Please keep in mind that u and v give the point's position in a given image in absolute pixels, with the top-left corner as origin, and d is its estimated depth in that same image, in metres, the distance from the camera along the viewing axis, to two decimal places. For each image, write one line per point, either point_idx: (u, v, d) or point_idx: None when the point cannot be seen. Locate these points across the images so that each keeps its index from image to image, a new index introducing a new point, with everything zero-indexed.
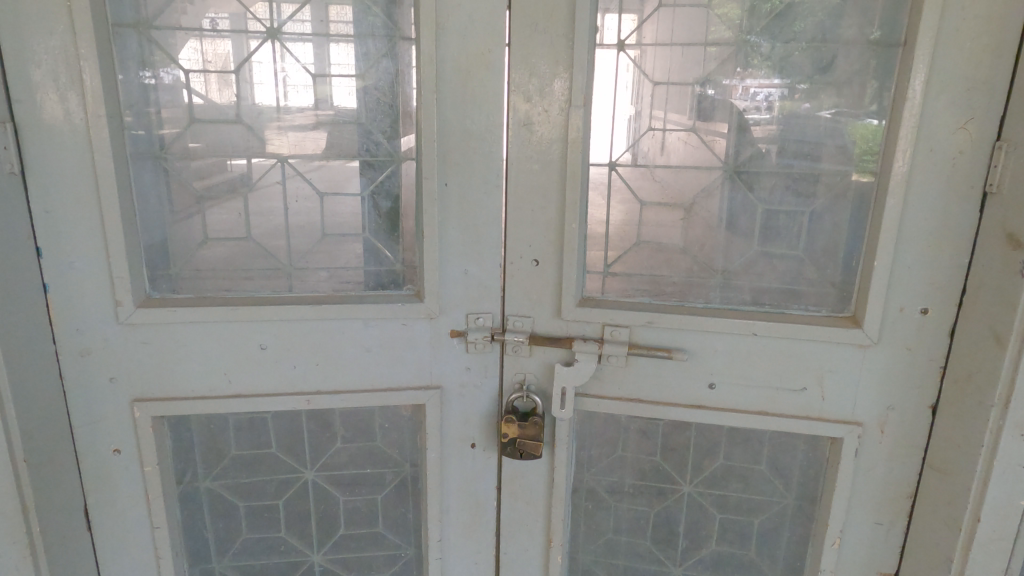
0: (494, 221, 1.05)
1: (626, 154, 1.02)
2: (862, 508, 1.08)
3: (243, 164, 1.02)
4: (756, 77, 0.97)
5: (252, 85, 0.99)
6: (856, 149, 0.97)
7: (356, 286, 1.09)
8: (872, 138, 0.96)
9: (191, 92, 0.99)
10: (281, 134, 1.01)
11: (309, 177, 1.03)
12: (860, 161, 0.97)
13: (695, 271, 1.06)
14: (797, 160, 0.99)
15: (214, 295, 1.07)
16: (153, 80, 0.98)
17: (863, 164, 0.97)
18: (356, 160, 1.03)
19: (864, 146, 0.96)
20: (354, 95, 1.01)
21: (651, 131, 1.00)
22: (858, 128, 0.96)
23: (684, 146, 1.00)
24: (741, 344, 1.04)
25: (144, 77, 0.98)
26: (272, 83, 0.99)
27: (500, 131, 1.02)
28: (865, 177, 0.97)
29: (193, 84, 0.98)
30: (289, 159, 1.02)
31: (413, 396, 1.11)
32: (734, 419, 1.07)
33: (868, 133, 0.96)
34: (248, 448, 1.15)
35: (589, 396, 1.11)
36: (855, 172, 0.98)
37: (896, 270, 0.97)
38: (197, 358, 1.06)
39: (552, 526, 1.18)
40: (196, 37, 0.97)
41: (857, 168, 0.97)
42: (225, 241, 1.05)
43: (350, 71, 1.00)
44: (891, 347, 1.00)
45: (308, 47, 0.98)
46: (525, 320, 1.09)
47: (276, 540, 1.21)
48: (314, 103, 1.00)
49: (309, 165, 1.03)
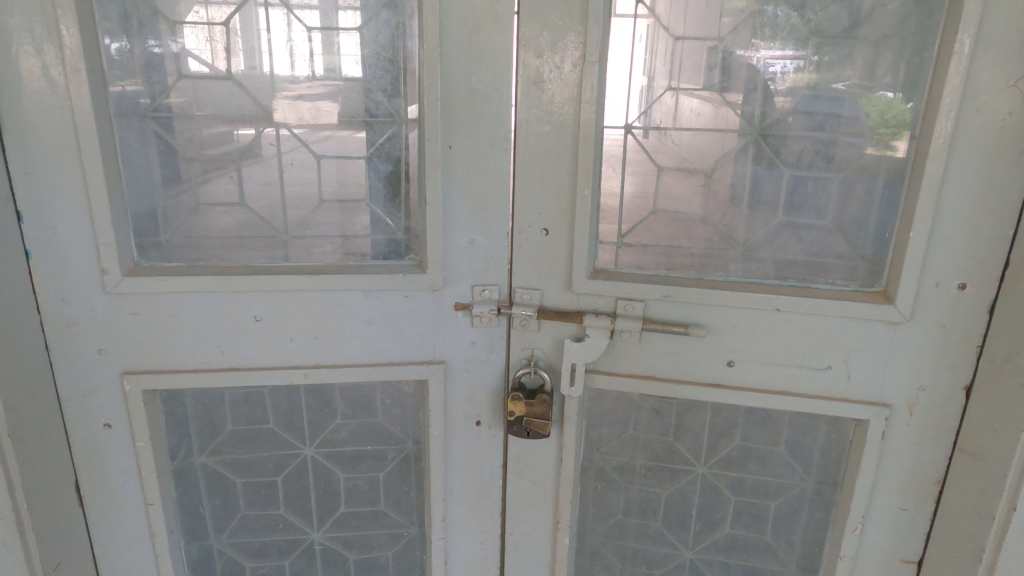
0: (501, 188, 0.99)
1: (644, 117, 0.95)
2: (886, 493, 1.02)
3: (251, 134, 0.96)
4: (770, 48, 0.90)
5: (256, 51, 0.93)
6: (871, 122, 0.90)
7: (356, 256, 1.03)
8: (893, 112, 0.89)
9: (194, 59, 0.93)
10: (282, 101, 0.95)
11: (316, 148, 0.97)
12: (878, 134, 0.90)
13: (714, 241, 0.99)
14: (831, 125, 0.92)
15: (205, 264, 1.01)
16: (160, 49, 0.92)
17: (881, 138, 0.90)
18: (362, 130, 0.97)
19: (882, 120, 0.90)
20: (360, 65, 0.94)
21: (663, 100, 0.94)
22: (875, 102, 0.89)
23: (703, 110, 0.94)
24: (762, 319, 0.98)
25: (150, 46, 0.92)
26: (280, 52, 0.93)
27: (508, 91, 0.95)
28: (883, 152, 0.91)
29: (195, 51, 0.93)
30: (294, 129, 0.96)
31: (416, 370, 1.06)
32: (753, 398, 1.01)
33: (886, 108, 0.89)
34: (245, 423, 1.11)
35: (600, 373, 1.05)
36: (874, 145, 0.91)
37: (933, 242, 0.90)
38: (189, 329, 1.01)
39: (560, 506, 1.14)
40: (201, 3, 0.91)
41: (875, 142, 0.91)
42: (218, 208, 0.99)
43: (354, 38, 0.93)
44: (923, 325, 0.94)
45: (316, 15, 0.92)
46: (534, 293, 1.03)
47: (276, 517, 1.18)
48: (321, 73, 0.94)
49: (317, 136, 0.97)
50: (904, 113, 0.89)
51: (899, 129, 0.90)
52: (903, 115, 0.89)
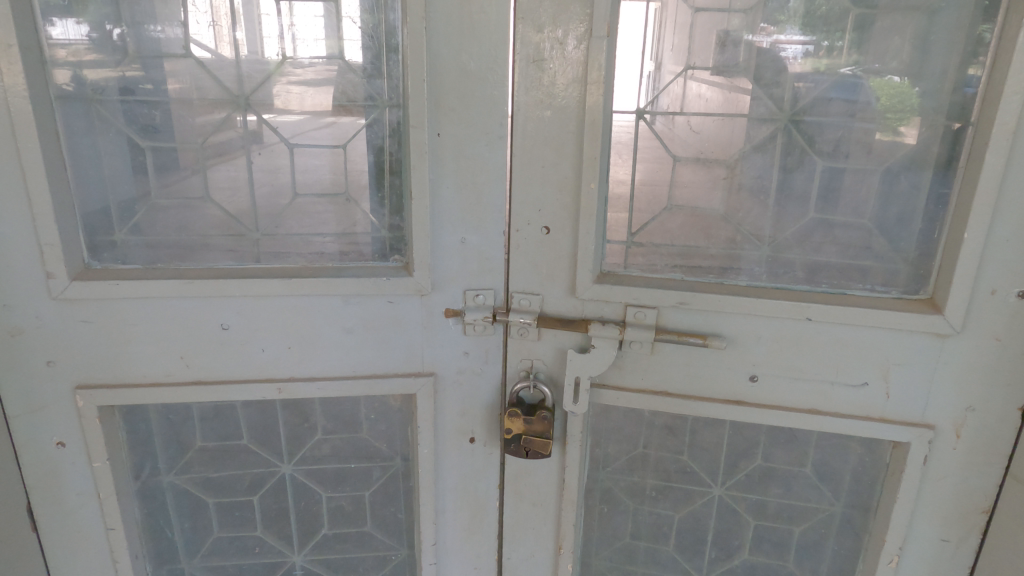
0: (496, 181, 0.88)
1: (657, 100, 0.83)
2: (927, 522, 0.92)
3: (253, 122, 0.86)
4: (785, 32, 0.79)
5: (260, 37, 0.82)
6: (878, 105, 0.80)
7: (334, 257, 0.92)
8: (899, 96, 0.79)
9: (195, 42, 0.82)
10: (286, 88, 0.84)
11: (297, 143, 0.87)
12: (884, 119, 0.80)
13: (737, 241, 0.88)
14: (873, 109, 0.80)
15: (165, 266, 0.90)
16: (162, 34, 0.82)
17: (888, 123, 0.80)
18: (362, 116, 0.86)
19: (888, 103, 0.79)
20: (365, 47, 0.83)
21: (674, 84, 0.82)
22: (880, 86, 0.79)
23: (716, 95, 0.83)
24: (790, 329, 0.87)
25: (152, 31, 0.82)
26: (291, 35, 0.82)
27: (504, 70, 0.84)
28: (889, 138, 0.80)
29: (197, 36, 0.82)
30: (281, 118, 0.86)
31: (403, 384, 0.96)
32: (778, 417, 0.90)
33: (892, 92, 0.79)
34: (215, 439, 1.01)
35: (607, 387, 0.95)
36: (880, 130, 0.80)
37: (990, 243, 0.78)
38: (149, 339, 0.91)
39: (562, 530, 1.04)
40: None
41: (882, 127, 0.80)
42: (179, 204, 0.89)
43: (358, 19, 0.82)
44: (975, 337, 0.82)
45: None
46: (534, 298, 0.92)
47: (252, 540, 1.08)
48: (329, 56, 0.83)
49: (317, 123, 0.86)
50: (911, 96, 0.79)
51: (907, 114, 0.79)
52: (910, 99, 0.79)
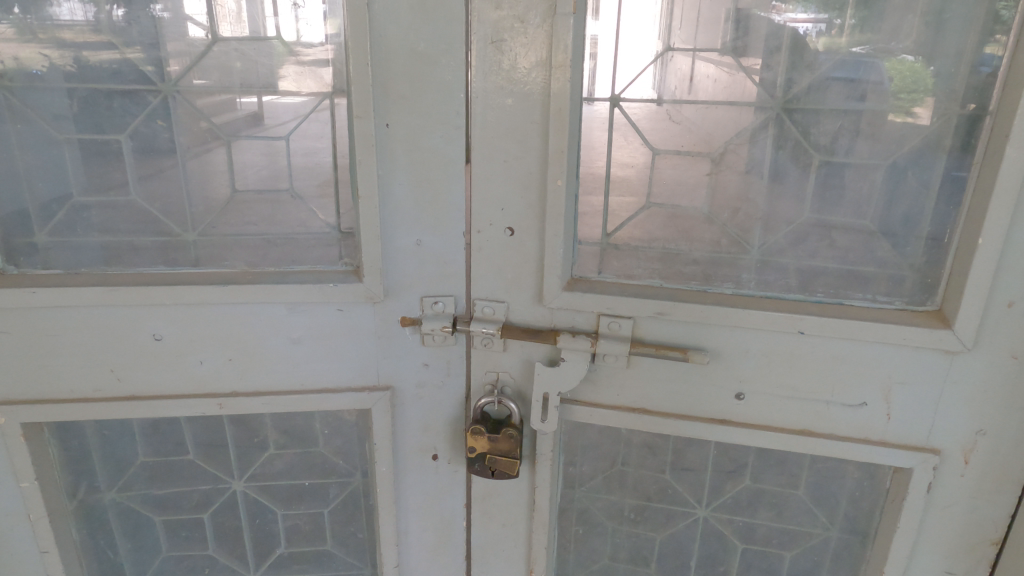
0: (455, 178, 0.79)
1: (664, 82, 0.73)
2: (931, 554, 0.83)
3: (252, 103, 0.77)
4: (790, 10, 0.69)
5: (262, 15, 0.74)
6: (889, 86, 0.70)
7: (279, 261, 0.84)
8: (911, 76, 0.69)
9: (194, 22, 0.74)
10: (291, 66, 0.75)
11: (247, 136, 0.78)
12: (895, 100, 0.70)
13: (723, 245, 0.79)
14: (889, 92, 0.70)
15: (89, 271, 0.82)
16: (166, 13, 0.73)
17: (899, 104, 0.70)
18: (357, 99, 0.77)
19: (900, 84, 0.69)
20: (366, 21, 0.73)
21: (676, 61, 0.72)
22: (885, 65, 0.69)
23: (722, 76, 0.72)
24: (780, 344, 0.78)
25: (155, 8, 0.73)
26: (297, 11, 0.73)
27: (459, 52, 0.74)
28: (902, 120, 0.70)
29: (197, 15, 0.74)
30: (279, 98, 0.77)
31: (356, 399, 0.87)
32: (767, 439, 0.82)
33: (904, 71, 0.69)
34: (159, 455, 0.94)
35: (579, 404, 0.86)
36: (891, 112, 0.70)
37: (1008, 251, 0.69)
38: (75, 351, 0.83)
39: (534, 553, 0.96)
40: None
41: (893, 109, 0.70)
42: (103, 203, 0.80)
43: None
44: (989, 354, 0.73)
45: None
46: (498, 306, 0.84)
47: (203, 560, 1.01)
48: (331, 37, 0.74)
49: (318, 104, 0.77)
50: (924, 76, 0.69)
51: (920, 95, 0.69)
52: (923, 79, 0.69)
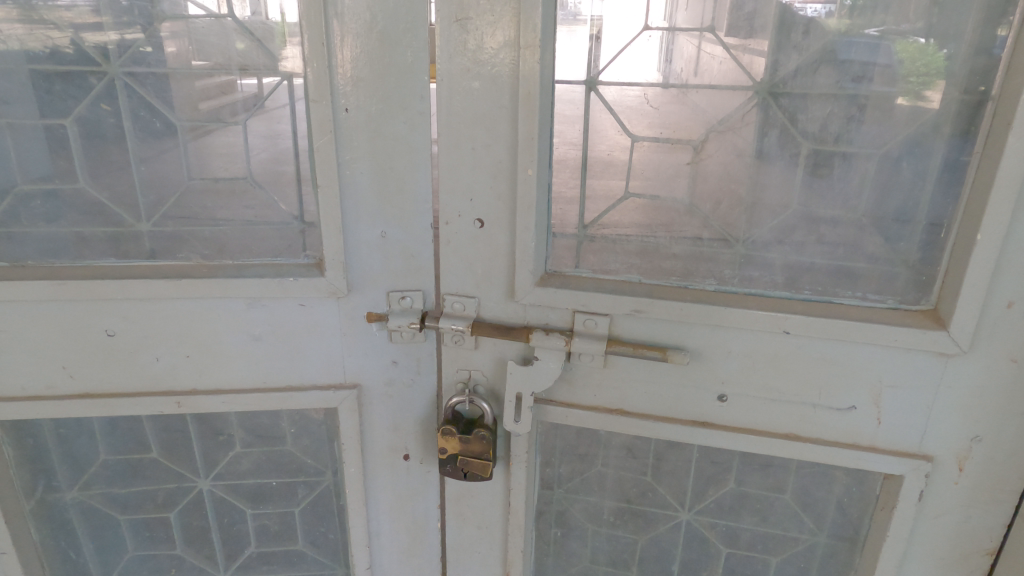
0: (420, 167, 0.74)
1: (669, 64, 0.68)
2: (922, 563, 0.79)
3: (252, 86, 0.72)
4: None
5: None
6: (898, 69, 0.64)
7: (237, 254, 0.79)
8: (924, 60, 0.63)
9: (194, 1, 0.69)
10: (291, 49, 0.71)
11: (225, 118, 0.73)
12: (904, 83, 0.64)
13: (706, 239, 0.74)
14: (899, 76, 0.64)
15: (37, 264, 0.78)
16: None
17: (910, 87, 0.64)
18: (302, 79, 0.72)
19: (911, 67, 0.64)
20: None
21: (683, 42, 0.67)
22: (882, 45, 0.63)
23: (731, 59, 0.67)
24: (764, 344, 0.74)
25: None
26: None
27: (422, 31, 0.69)
28: (911, 103, 0.65)
29: None
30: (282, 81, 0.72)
31: (321, 397, 0.84)
32: (750, 443, 0.78)
33: (917, 54, 0.63)
34: (120, 453, 0.90)
35: (554, 404, 0.82)
36: (899, 95, 0.65)
37: (1009, 247, 0.64)
38: (24, 348, 0.79)
39: (510, 556, 0.92)
40: None
41: (902, 91, 0.65)
42: (49, 193, 0.76)
43: None
44: (986, 357, 0.69)
45: None
46: (468, 301, 0.79)
47: (169, 561, 0.98)
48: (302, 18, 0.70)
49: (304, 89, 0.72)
50: (934, 58, 0.63)
51: (931, 78, 0.64)
52: (936, 62, 0.63)
